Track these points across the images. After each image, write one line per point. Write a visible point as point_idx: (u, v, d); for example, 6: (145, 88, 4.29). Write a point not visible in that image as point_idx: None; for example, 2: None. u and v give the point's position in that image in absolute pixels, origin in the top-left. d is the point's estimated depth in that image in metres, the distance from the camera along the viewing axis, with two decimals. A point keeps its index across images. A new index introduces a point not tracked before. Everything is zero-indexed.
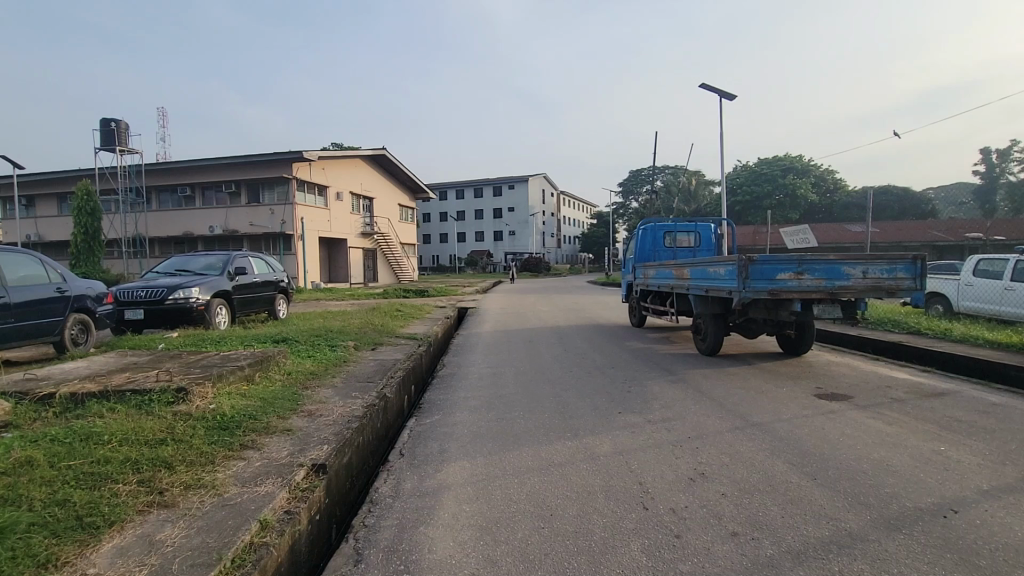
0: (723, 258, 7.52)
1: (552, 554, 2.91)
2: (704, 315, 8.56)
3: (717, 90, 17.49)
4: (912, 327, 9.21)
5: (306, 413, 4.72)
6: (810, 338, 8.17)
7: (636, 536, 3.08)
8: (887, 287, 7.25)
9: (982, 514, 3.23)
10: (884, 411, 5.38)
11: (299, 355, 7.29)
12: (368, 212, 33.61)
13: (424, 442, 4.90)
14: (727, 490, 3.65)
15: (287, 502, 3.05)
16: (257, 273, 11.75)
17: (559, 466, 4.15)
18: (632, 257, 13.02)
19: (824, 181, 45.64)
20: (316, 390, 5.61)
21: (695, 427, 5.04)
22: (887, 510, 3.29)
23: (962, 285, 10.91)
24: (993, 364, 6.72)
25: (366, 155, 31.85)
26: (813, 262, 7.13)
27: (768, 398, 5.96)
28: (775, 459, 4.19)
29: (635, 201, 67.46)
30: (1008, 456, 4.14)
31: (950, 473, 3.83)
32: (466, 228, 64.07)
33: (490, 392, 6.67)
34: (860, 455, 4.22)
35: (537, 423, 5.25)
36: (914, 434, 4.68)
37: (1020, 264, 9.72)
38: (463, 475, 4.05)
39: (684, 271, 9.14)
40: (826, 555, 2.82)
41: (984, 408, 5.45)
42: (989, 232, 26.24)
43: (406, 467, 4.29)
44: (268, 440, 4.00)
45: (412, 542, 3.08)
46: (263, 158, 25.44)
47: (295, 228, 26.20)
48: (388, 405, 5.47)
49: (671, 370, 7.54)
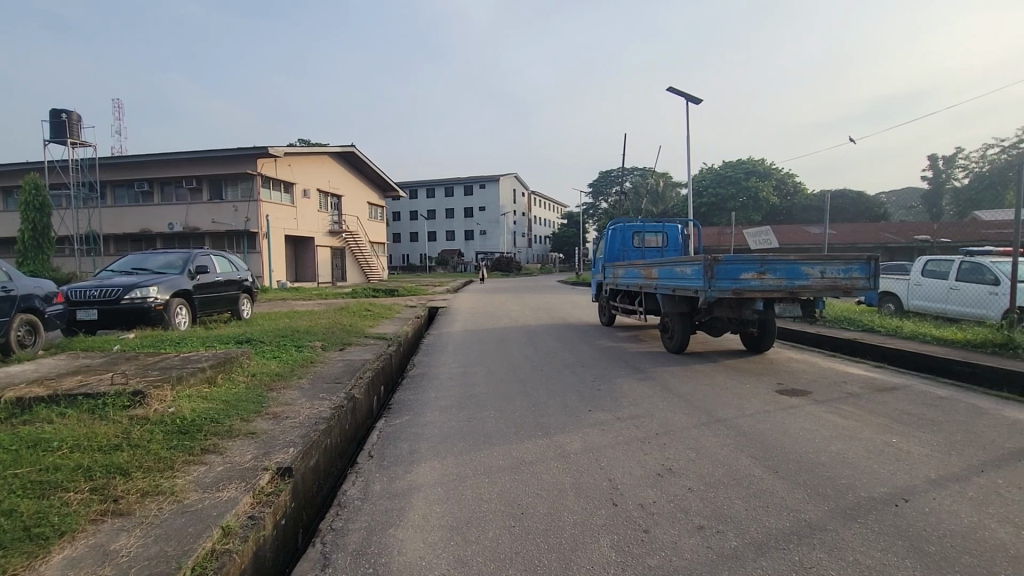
0: (690, 258, 7.70)
1: (522, 553, 2.91)
2: (671, 314, 8.75)
3: (684, 94, 17.82)
4: (866, 325, 9.61)
5: (270, 415, 4.62)
6: (771, 336, 8.44)
7: (606, 532, 3.12)
8: (843, 287, 7.53)
9: (931, 502, 3.41)
10: (841, 406, 5.60)
11: (264, 355, 7.11)
12: (337, 210, 33.00)
13: (393, 442, 4.85)
14: (693, 485, 3.74)
15: (250, 507, 2.97)
16: (219, 272, 11.37)
17: (530, 464, 4.17)
18: (601, 257, 13.18)
19: (784, 184, 47.30)
20: (282, 391, 5.48)
21: (662, 424, 5.13)
22: (843, 500, 3.44)
23: (912, 284, 11.45)
24: (941, 360, 7.07)
25: (333, 152, 31.17)
26: (775, 262, 7.36)
27: (732, 395, 6.12)
28: (739, 454, 4.31)
29: (604, 201, 68.25)
30: (953, 447, 4.38)
31: (901, 465, 4.01)
32: (437, 228, 63.65)
33: (460, 392, 6.64)
34: (819, 447, 4.38)
35: (508, 423, 5.25)
36: (868, 427, 4.90)
37: (965, 265, 10.31)
38: (433, 475, 4.03)
39: (652, 271, 9.32)
40: (787, 545, 2.92)
41: (932, 402, 5.74)
42: (937, 235, 27.58)
43: (375, 468, 4.24)
44: (230, 443, 3.89)
45: (382, 544, 3.04)
46: (225, 153, 24.63)
47: (260, 226, 25.50)
48: (357, 405, 5.40)
49: (639, 369, 7.66)
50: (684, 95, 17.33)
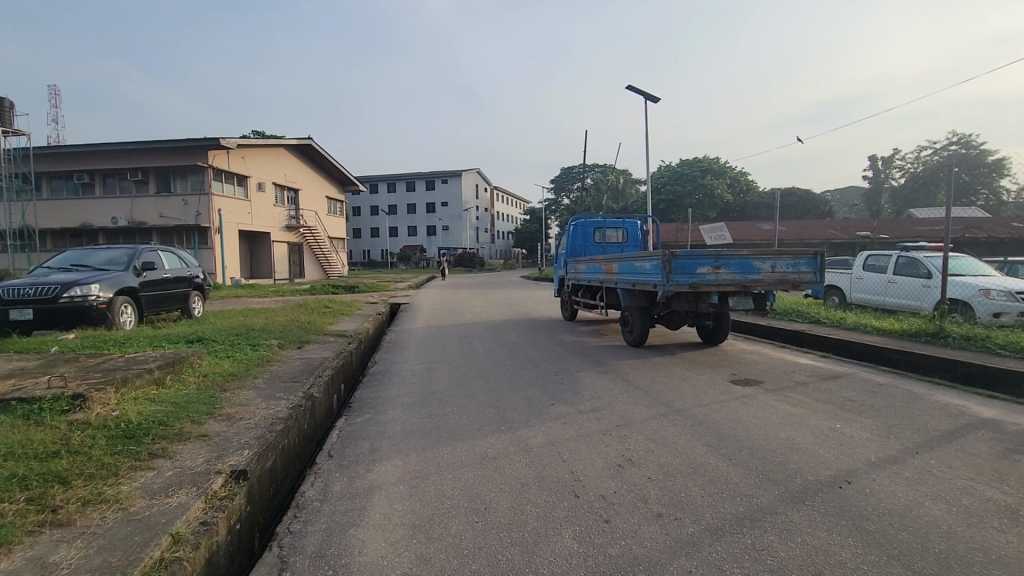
0: (648, 253, 7.89)
1: (486, 547, 2.93)
2: (631, 308, 8.92)
3: (643, 92, 18.05)
4: (813, 317, 10.07)
5: (223, 417, 4.44)
6: (726, 329, 8.73)
7: (568, 524, 3.17)
8: (792, 281, 7.84)
9: (871, 482, 3.63)
10: (790, 394, 5.87)
11: (216, 355, 6.84)
12: (293, 204, 32.02)
13: (354, 442, 4.76)
14: (653, 474, 3.84)
15: (202, 512, 2.86)
16: (168, 268, 10.86)
17: (494, 460, 4.18)
18: (563, 252, 13.29)
19: (738, 182, 48.87)
20: (235, 391, 5.30)
21: (622, 416, 5.23)
22: (792, 484, 3.61)
23: (854, 278, 12.08)
24: (880, 349, 7.48)
25: (289, 144, 30.15)
26: (729, 257, 7.60)
27: (689, 386, 6.31)
28: (696, 443, 4.45)
29: (566, 198, 68.96)
30: (890, 430, 4.67)
31: (844, 449, 4.23)
32: (398, 223, 62.66)
33: (422, 388, 6.58)
34: (770, 435, 4.58)
35: (472, 418, 5.25)
36: (814, 414, 5.16)
37: (901, 259, 10.97)
38: (394, 474, 3.98)
39: (613, 266, 9.48)
40: (740, 529, 3.04)
41: (873, 388, 6.09)
42: (876, 231, 29.23)
43: (335, 468, 4.16)
44: (181, 447, 3.73)
45: (343, 546, 2.98)
46: (173, 144, 23.49)
47: (212, 220, 24.49)
48: (316, 404, 5.27)
49: (601, 362, 7.80)
50: (642, 94, 17.55)
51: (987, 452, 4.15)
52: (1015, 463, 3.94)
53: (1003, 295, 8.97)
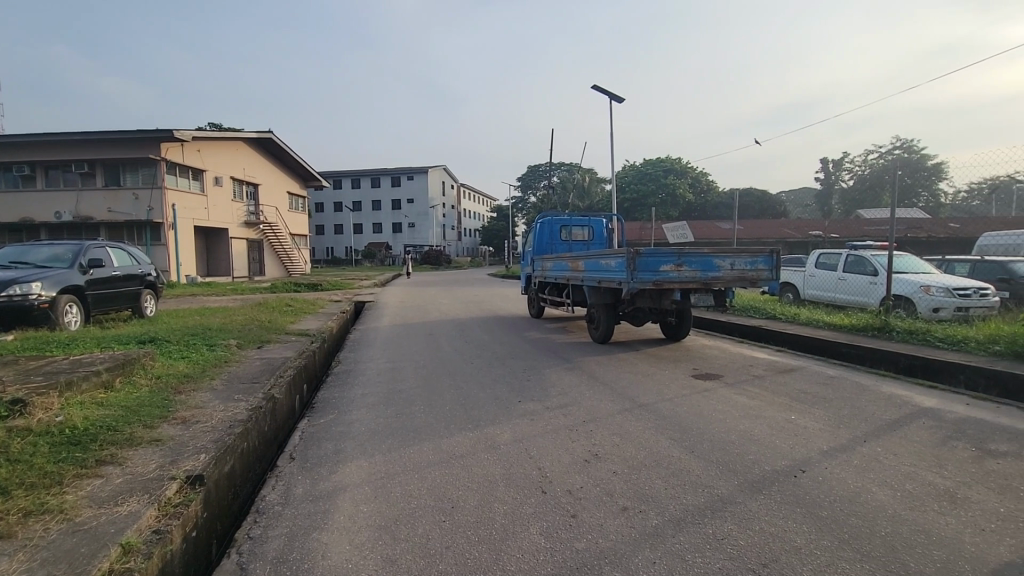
0: (614, 251, 8.02)
1: (453, 546, 2.92)
2: (597, 306, 9.04)
3: (607, 92, 18.25)
4: (770, 313, 10.45)
5: (178, 420, 4.27)
6: (688, 324, 8.96)
7: (535, 520, 3.19)
8: (750, 278, 8.10)
9: (824, 471, 3.80)
10: (748, 388, 6.07)
11: (170, 356, 6.56)
12: (253, 200, 31.02)
13: (317, 443, 4.66)
14: (618, 468, 3.91)
15: (155, 521, 2.74)
16: (117, 265, 10.35)
17: (461, 458, 4.17)
18: (530, 249, 13.35)
19: (699, 182, 50.15)
20: (191, 393, 5.10)
21: (588, 412, 5.30)
22: (750, 474, 3.74)
23: (807, 276, 12.58)
24: (831, 343, 7.83)
25: (248, 138, 29.15)
26: (690, 254, 7.81)
27: (653, 381, 6.46)
28: (659, 436, 4.56)
29: (532, 196, 69.28)
30: (841, 420, 4.90)
31: (798, 439, 4.42)
32: (363, 220, 61.58)
33: (388, 388, 6.49)
34: (729, 427, 4.73)
35: (438, 417, 5.21)
36: (771, 406, 5.36)
37: (850, 258, 11.50)
38: (359, 475, 3.92)
39: (579, 264, 9.58)
40: (702, 519, 3.14)
41: (825, 381, 6.37)
42: (827, 231, 30.56)
43: (297, 471, 4.06)
44: (131, 453, 3.56)
45: (306, 550, 2.92)
46: (123, 135, 22.37)
47: (165, 216, 23.46)
48: (277, 406, 5.12)
49: (567, 358, 7.88)
50: (606, 94, 17.74)
51: (928, 440, 4.40)
52: (951, 449, 4.20)
53: (941, 291, 9.51)
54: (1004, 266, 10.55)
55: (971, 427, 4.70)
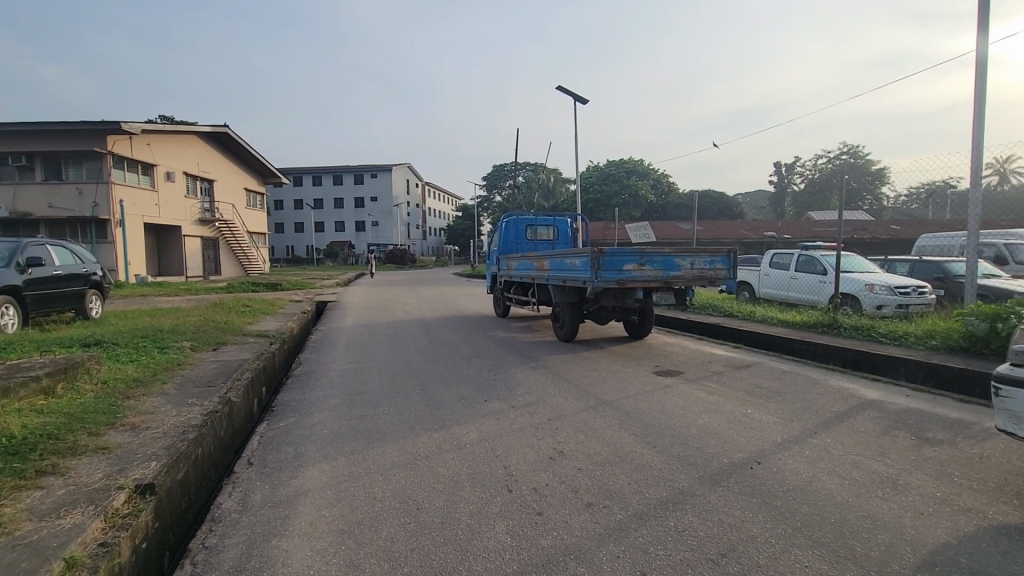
0: (578, 250, 8.12)
1: (418, 548, 2.89)
2: (561, 305, 9.13)
3: (572, 94, 18.42)
4: (727, 311, 10.79)
5: (127, 427, 4.08)
6: (650, 323, 9.16)
7: (500, 519, 3.20)
8: (709, 277, 8.34)
9: (778, 462, 3.96)
10: (708, 383, 6.27)
11: (118, 359, 6.25)
12: (208, 196, 29.85)
13: (276, 447, 4.53)
14: (583, 465, 3.96)
15: (102, 533, 2.61)
16: (59, 264, 9.77)
17: (426, 459, 4.13)
18: (495, 249, 13.36)
19: (660, 184, 51.35)
20: (141, 398, 4.87)
21: (553, 409, 5.35)
22: (709, 467, 3.86)
23: (762, 275, 13.07)
24: (784, 340, 8.16)
25: (202, 131, 28.01)
26: (652, 254, 7.99)
27: (616, 378, 6.57)
28: (622, 433, 4.64)
29: (498, 195, 69.27)
30: (793, 413, 5.12)
31: (754, 432, 4.58)
32: (324, 218, 60.21)
33: (351, 389, 6.37)
34: (689, 422, 4.87)
35: (403, 418, 5.15)
36: (728, 400, 5.55)
37: (801, 257, 12.03)
38: (321, 478, 3.83)
39: (544, 263, 9.65)
40: (664, 513, 3.21)
41: (779, 375, 6.64)
42: (781, 232, 31.85)
43: (255, 476, 3.93)
44: (75, 462, 3.38)
45: (265, 557, 2.84)
46: (65, 127, 21.14)
47: (112, 212, 22.30)
48: (233, 410, 4.95)
49: (532, 357, 7.93)
50: (571, 95, 17.88)
51: (872, 430, 4.65)
52: (893, 438, 4.44)
53: (884, 290, 10.06)
54: (940, 266, 11.24)
55: (912, 418, 4.99)
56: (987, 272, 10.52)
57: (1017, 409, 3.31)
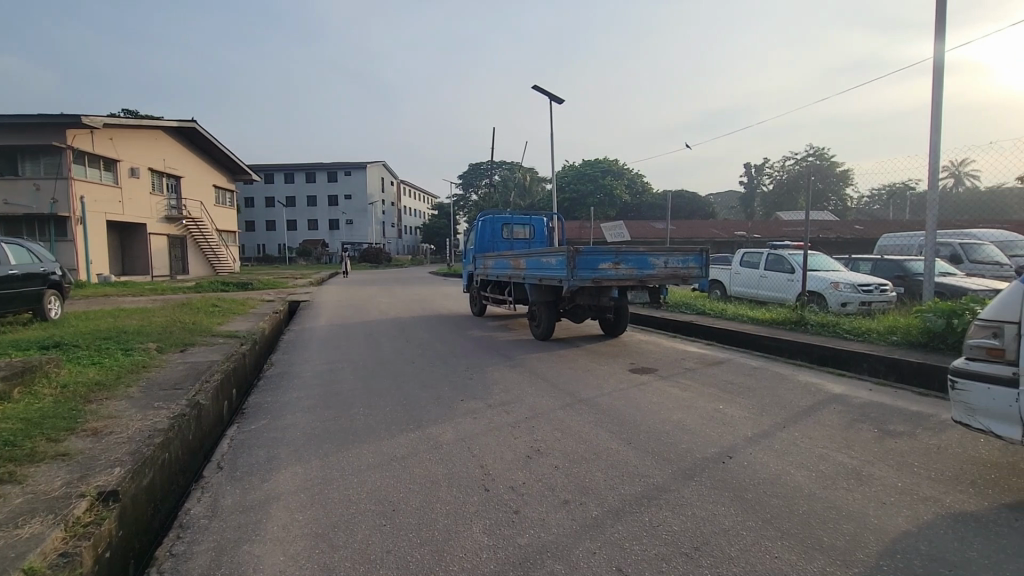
0: (554, 249, 8.16)
1: (394, 550, 2.87)
2: (538, 303, 9.16)
3: (547, 93, 18.47)
4: (700, 309, 10.99)
5: (88, 432, 3.93)
6: (625, 321, 9.27)
7: (477, 519, 3.19)
8: (682, 276, 8.48)
9: (748, 456, 4.05)
10: (681, 380, 6.38)
11: (79, 362, 6.01)
12: (174, 193, 28.96)
13: (247, 451, 4.43)
14: (559, 463, 3.99)
15: (62, 542, 2.51)
16: (15, 264, 9.36)
17: (402, 459, 4.10)
18: (471, 248, 13.32)
19: (635, 183, 52.02)
20: (104, 403, 4.70)
21: (529, 408, 5.37)
22: (683, 462, 3.93)
23: (732, 273, 13.35)
24: (754, 336, 8.36)
25: (168, 126, 27.15)
26: (627, 253, 8.08)
27: (592, 376, 6.63)
28: (598, 430, 4.69)
29: (474, 193, 69.07)
30: (763, 408, 5.25)
31: (726, 427, 4.69)
32: (297, 216, 59.11)
33: (325, 390, 6.27)
34: (663, 418, 4.95)
35: (378, 418, 5.10)
36: (701, 396, 5.66)
37: (770, 256, 12.34)
38: (295, 481, 3.77)
39: (520, 262, 9.67)
40: (639, 508, 3.26)
41: (749, 372, 6.80)
42: (750, 232, 32.67)
43: (225, 481, 3.84)
44: (33, 470, 3.24)
45: (235, 564, 2.78)
46: (21, 120, 20.23)
47: (72, 209, 21.44)
48: (202, 413, 4.82)
49: (509, 356, 7.94)
50: (547, 94, 17.92)
51: (838, 423, 4.80)
52: (858, 430, 4.60)
53: (848, 288, 10.40)
54: (901, 265, 11.67)
55: (874, 411, 5.18)
56: (944, 271, 10.98)
57: (971, 400, 3.46)
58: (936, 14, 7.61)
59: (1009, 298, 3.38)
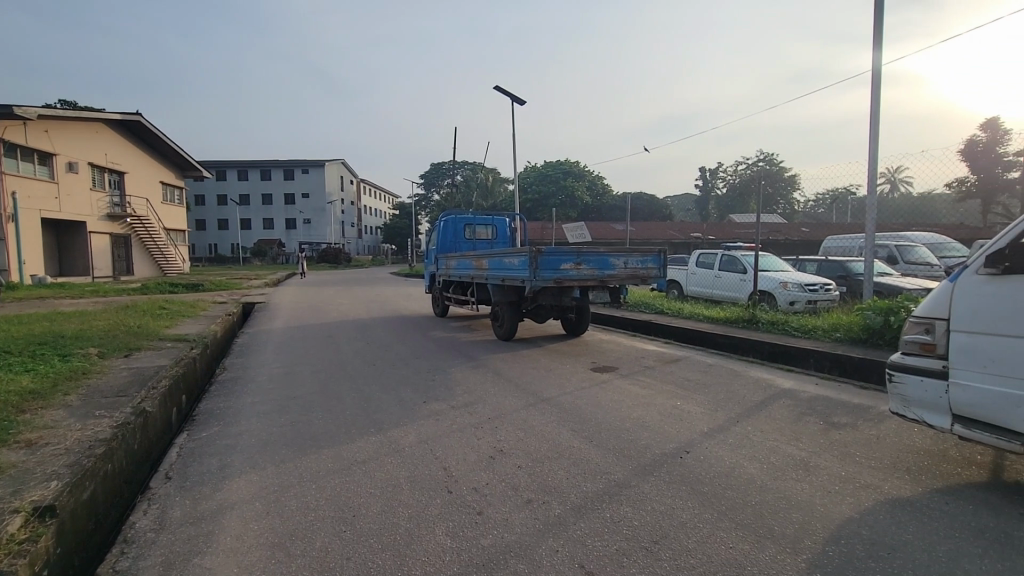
0: (517, 250, 8.19)
1: (355, 556, 2.81)
2: (500, 304, 9.18)
3: (509, 94, 18.46)
4: (658, 308, 11.27)
5: (21, 444, 3.67)
6: (586, 320, 9.40)
7: (440, 521, 3.17)
8: (642, 276, 8.67)
9: (705, 450, 4.19)
10: (640, 377, 6.53)
11: (10, 370, 5.61)
12: (118, 190, 27.45)
13: (198, 459, 4.25)
14: (522, 462, 4.01)
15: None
16: None
17: (363, 464, 4.03)
18: (433, 248, 13.21)
19: (596, 185, 52.85)
20: (38, 412, 4.40)
21: (492, 408, 5.36)
22: (642, 458, 4.02)
23: (689, 274, 13.75)
24: (710, 335, 8.64)
25: (111, 119, 25.73)
26: (588, 254, 8.20)
27: (555, 375, 6.69)
28: (560, 429, 4.74)
29: (436, 193, 68.50)
30: (719, 403, 5.43)
31: (683, 423, 4.82)
32: (252, 215, 57.11)
33: (281, 394, 6.08)
34: (624, 415, 5.05)
35: (337, 423, 4.99)
36: (660, 393, 5.80)
37: (724, 257, 12.78)
38: (249, 490, 3.64)
39: (483, 263, 9.66)
40: (600, 505, 3.32)
41: (706, 369, 7.02)
42: (706, 233, 33.77)
43: (174, 492, 3.67)
44: None
45: None
46: None
47: (4, 205, 19.96)
48: (149, 421, 4.59)
49: (472, 357, 7.92)
50: (509, 95, 17.94)
51: (787, 416, 5.03)
52: (805, 423, 4.82)
53: (796, 287, 10.89)
54: (843, 266, 12.32)
55: (820, 404, 5.45)
56: (882, 271, 11.65)
57: (907, 392, 3.69)
58: (874, 28, 8.06)
59: (940, 295, 3.62)
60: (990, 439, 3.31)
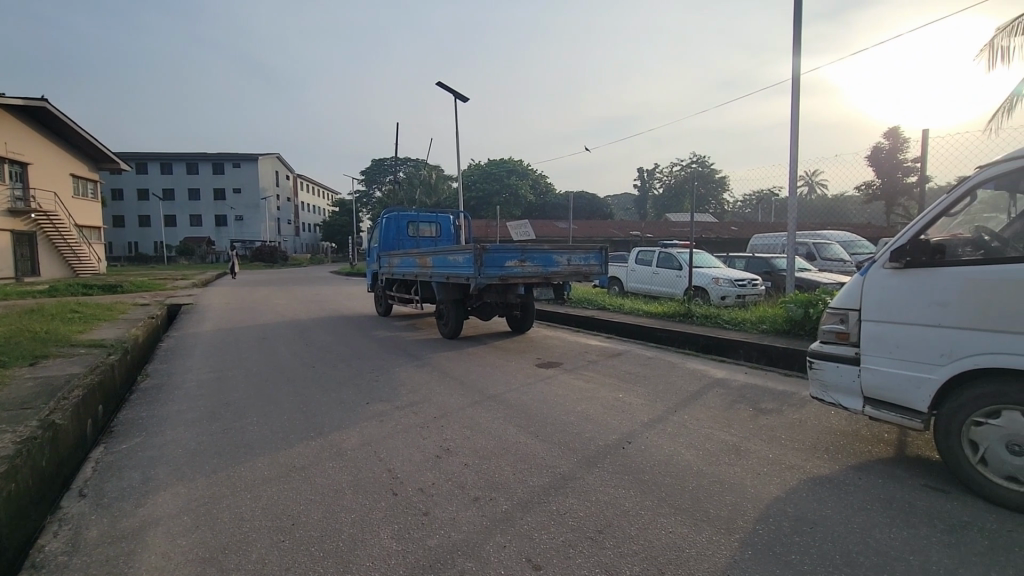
0: (461, 247, 8.14)
1: (295, 566, 2.72)
2: (445, 301, 9.10)
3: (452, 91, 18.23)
4: (600, 304, 11.55)
5: None
6: (531, 317, 9.49)
7: (385, 524, 3.12)
8: (585, 272, 8.85)
9: (645, 440, 4.35)
10: (584, 372, 6.68)
11: None
12: (20, 183, 25.01)
13: (119, 473, 3.95)
14: (470, 460, 4.01)
15: None
16: None
17: (302, 469, 3.88)
18: (376, 246, 12.90)
19: (539, 183, 53.47)
20: None
21: (438, 407, 5.32)
22: (586, 450, 4.13)
23: (628, 270, 14.20)
24: (649, 329, 8.95)
25: (11, 104, 23.40)
26: (532, 251, 8.29)
27: (501, 372, 6.72)
28: (506, 425, 4.77)
29: (378, 190, 66.91)
30: (658, 395, 5.66)
31: (625, 414, 4.99)
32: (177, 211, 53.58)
33: (213, 400, 5.75)
34: (569, 409, 5.15)
35: (276, 428, 4.79)
36: (602, 387, 5.96)
37: (661, 254, 13.29)
38: (177, 503, 3.42)
39: (427, 260, 9.53)
40: (546, 498, 3.37)
41: (646, 361, 7.27)
42: (644, 232, 35.00)
43: (91, 509, 3.40)
44: None
45: None
46: None
47: None
48: (60, 434, 4.22)
49: (416, 355, 7.81)
50: (452, 92, 17.73)
51: (720, 405, 5.30)
52: (736, 411, 5.10)
53: (727, 282, 11.51)
54: (769, 262, 13.12)
55: (750, 392, 5.78)
56: (803, 267, 12.50)
57: (825, 378, 3.99)
58: (794, 40, 8.61)
59: (851, 289, 3.93)
60: (896, 418, 3.64)
